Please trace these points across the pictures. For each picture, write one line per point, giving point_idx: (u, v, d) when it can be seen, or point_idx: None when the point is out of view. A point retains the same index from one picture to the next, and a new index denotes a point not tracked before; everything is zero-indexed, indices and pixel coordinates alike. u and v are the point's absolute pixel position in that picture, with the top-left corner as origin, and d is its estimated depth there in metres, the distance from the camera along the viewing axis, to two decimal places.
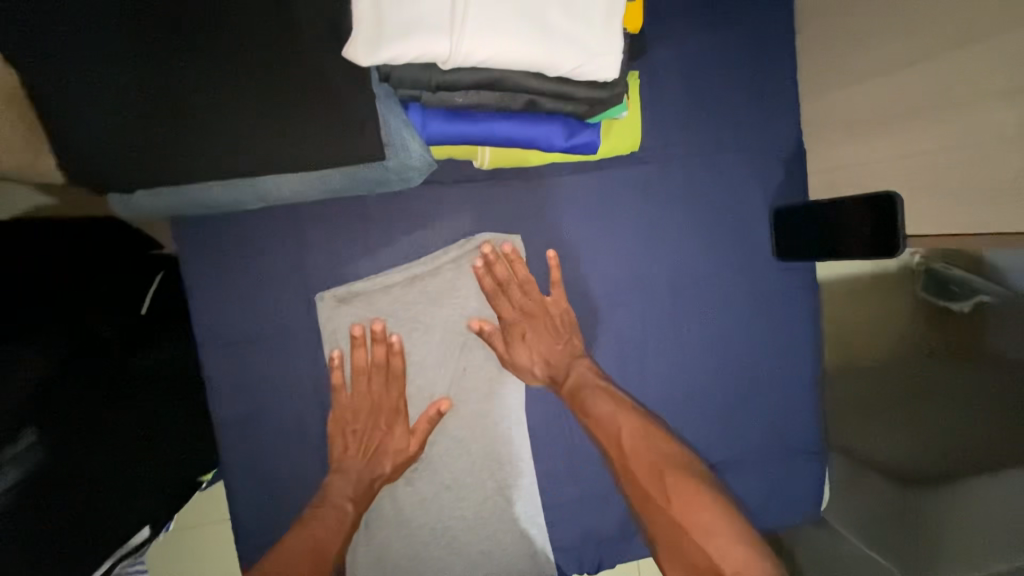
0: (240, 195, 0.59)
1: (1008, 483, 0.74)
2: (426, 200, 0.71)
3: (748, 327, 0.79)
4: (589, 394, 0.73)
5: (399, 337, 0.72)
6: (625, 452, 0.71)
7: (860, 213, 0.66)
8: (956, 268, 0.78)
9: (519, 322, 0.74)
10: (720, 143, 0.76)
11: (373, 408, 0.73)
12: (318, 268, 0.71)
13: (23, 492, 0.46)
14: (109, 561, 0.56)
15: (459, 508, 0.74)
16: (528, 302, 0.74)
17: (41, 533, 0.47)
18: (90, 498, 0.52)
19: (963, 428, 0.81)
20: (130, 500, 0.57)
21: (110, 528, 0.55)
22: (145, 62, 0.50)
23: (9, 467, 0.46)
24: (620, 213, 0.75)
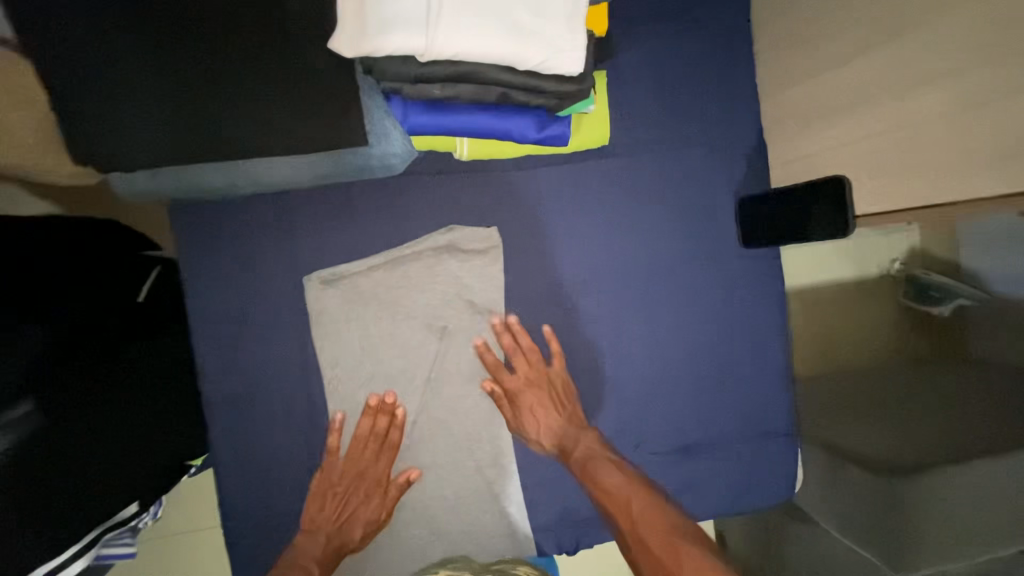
0: (234, 178, 0.64)
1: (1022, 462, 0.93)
2: (408, 187, 0.75)
3: (718, 312, 0.82)
4: (600, 465, 0.75)
5: (403, 411, 0.74)
6: (627, 518, 0.71)
7: (815, 197, 0.70)
8: (941, 277, 1.19)
9: (526, 391, 0.77)
10: (687, 137, 0.80)
11: (357, 478, 0.75)
12: (304, 252, 0.74)
13: (19, 457, 0.50)
14: (98, 532, 0.59)
15: (440, 488, 0.76)
16: (537, 374, 0.77)
17: (29, 498, 0.50)
18: (74, 471, 0.55)
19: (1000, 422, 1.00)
20: (113, 476, 0.60)
21: (95, 501, 0.58)
22: (145, 66, 0.55)
23: (9, 430, 0.50)
24: (593, 202, 0.79)
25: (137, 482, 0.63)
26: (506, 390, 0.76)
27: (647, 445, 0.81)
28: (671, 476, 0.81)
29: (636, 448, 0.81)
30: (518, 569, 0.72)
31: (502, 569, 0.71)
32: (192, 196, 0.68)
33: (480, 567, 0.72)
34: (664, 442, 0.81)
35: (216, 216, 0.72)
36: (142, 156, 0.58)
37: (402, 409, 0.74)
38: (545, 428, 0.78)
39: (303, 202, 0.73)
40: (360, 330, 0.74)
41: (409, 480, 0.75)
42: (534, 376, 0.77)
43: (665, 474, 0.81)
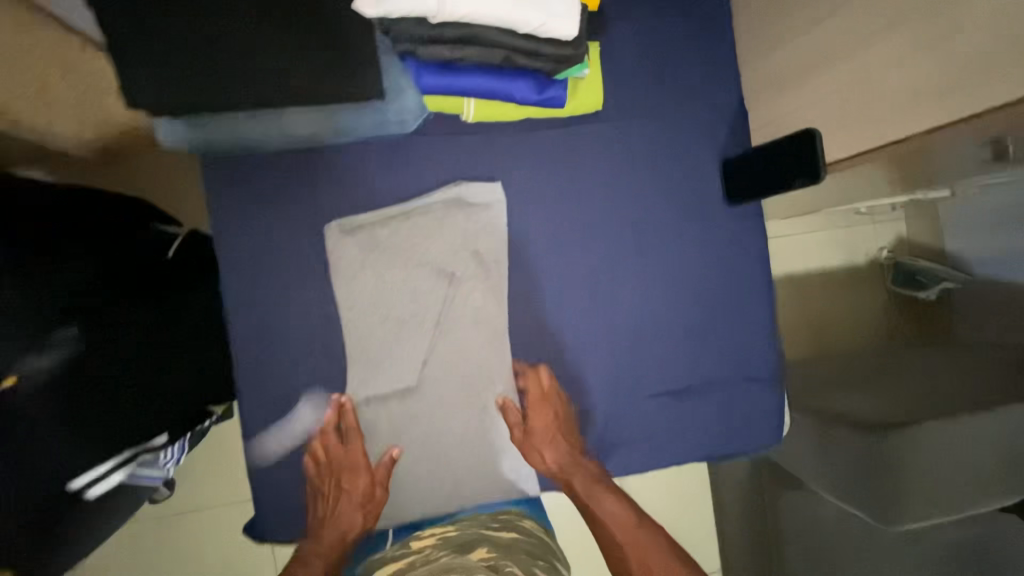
0: (268, 129, 0.73)
1: (1005, 415, 1.04)
2: (418, 145, 0.81)
3: (705, 264, 0.89)
4: (598, 493, 0.82)
5: (349, 397, 0.79)
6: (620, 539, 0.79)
7: (789, 149, 0.78)
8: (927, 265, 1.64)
9: (536, 418, 0.83)
10: (675, 102, 0.87)
11: (347, 479, 0.78)
12: (323, 203, 0.80)
13: (61, 372, 0.64)
14: (132, 451, 0.72)
15: (450, 426, 0.81)
16: (548, 404, 0.84)
17: (64, 408, 0.64)
18: (108, 393, 0.68)
19: (981, 390, 1.14)
20: (142, 406, 0.73)
21: (125, 423, 0.70)
22: (165, 38, 0.62)
23: (54, 349, 0.63)
24: (589, 162, 0.86)
25: (130, 427, 0.71)
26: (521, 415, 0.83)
27: (642, 387, 0.87)
28: (666, 417, 0.87)
29: (632, 392, 0.87)
30: (522, 520, 0.82)
31: (507, 518, 0.81)
32: (227, 148, 0.76)
33: (487, 513, 0.82)
34: (658, 385, 0.87)
35: (239, 170, 0.78)
36: (167, 111, 0.66)
37: (349, 398, 0.79)
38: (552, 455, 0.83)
39: (321, 157, 0.80)
40: (375, 276, 0.80)
41: (390, 458, 0.79)
42: (544, 406, 0.83)
43: (660, 415, 0.87)
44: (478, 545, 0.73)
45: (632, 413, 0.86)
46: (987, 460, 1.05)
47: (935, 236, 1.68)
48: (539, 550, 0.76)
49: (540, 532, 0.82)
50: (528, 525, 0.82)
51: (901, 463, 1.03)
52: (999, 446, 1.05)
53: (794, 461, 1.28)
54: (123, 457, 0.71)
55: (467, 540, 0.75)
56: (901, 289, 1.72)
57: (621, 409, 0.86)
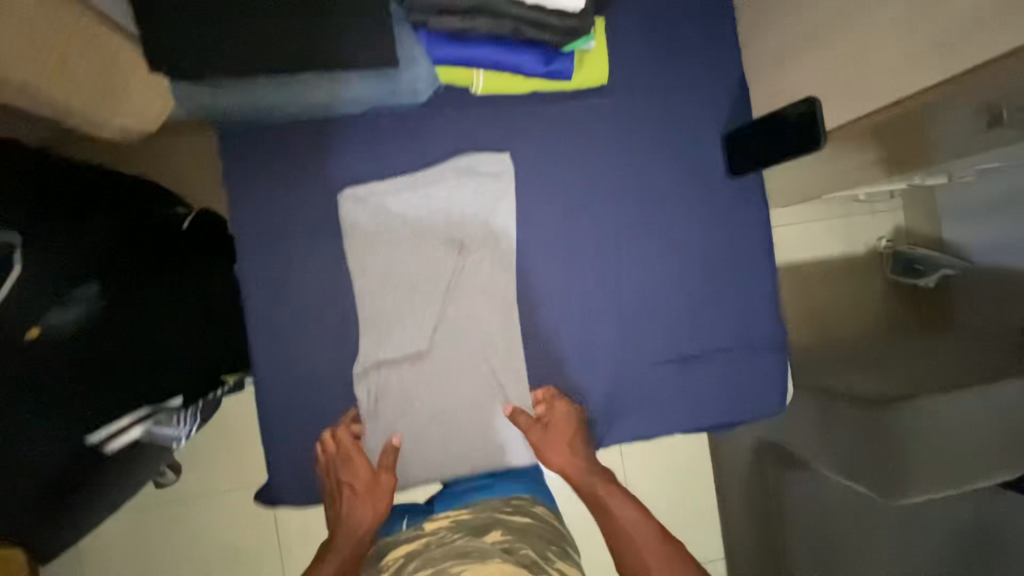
0: (283, 99, 0.75)
1: (1010, 389, 1.05)
2: (429, 117, 0.84)
3: (708, 235, 0.91)
4: (615, 506, 0.80)
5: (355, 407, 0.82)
6: (632, 550, 0.75)
7: (790, 118, 0.79)
8: (925, 254, 1.65)
9: (551, 426, 0.83)
10: (678, 78, 0.90)
11: (351, 481, 0.78)
12: (337, 173, 0.82)
13: (83, 326, 0.66)
14: (148, 411, 0.74)
15: (459, 389, 0.83)
16: (561, 414, 0.84)
17: (85, 361, 0.67)
18: (127, 351, 0.71)
19: (983, 367, 1.15)
20: (159, 367, 0.75)
21: (142, 382, 0.73)
22: (191, 7, 0.66)
23: (76, 304, 0.66)
24: (595, 134, 0.88)
25: (140, 390, 0.73)
26: (537, 422, 0.84)
27: (647, 354, 0.89)
28: (671, 383, 0.89)
29: (637, 358, 0.89)
30: (535, 507, 0.78)
31: (520, 504, 0.77)
32: (243, 118, 0.78)
33: (500, 499, 0.77)
34: (663, 352, 0.89)
35: (256, 139, 0.81)
36: (187, 76, 0.68)
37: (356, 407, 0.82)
38: (565, 463, 0.83)
39: (334, 128, 0.82)
40: (386, 244, 0.82)
41: (394, 445, 0.80)
42: (559, 415, 0.84)
43: (665, 382, 0.89)
44: (492, 528, 0.69)
45: (637, 378, 0.88)
46: (989, 436, 1.06)
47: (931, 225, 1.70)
48: (553, 533, 0.74)
49: (553, 518, 0.78)
50: (541, 512, 0.77)
51: (903, 438, 1.04)
52: (1001, 422, 1.06)
53: (795, 440, 1.29)
54: (140, 415, 0.73)
55: (481, 523, 0.71)
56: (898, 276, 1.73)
57: (626, 375, 0.88)
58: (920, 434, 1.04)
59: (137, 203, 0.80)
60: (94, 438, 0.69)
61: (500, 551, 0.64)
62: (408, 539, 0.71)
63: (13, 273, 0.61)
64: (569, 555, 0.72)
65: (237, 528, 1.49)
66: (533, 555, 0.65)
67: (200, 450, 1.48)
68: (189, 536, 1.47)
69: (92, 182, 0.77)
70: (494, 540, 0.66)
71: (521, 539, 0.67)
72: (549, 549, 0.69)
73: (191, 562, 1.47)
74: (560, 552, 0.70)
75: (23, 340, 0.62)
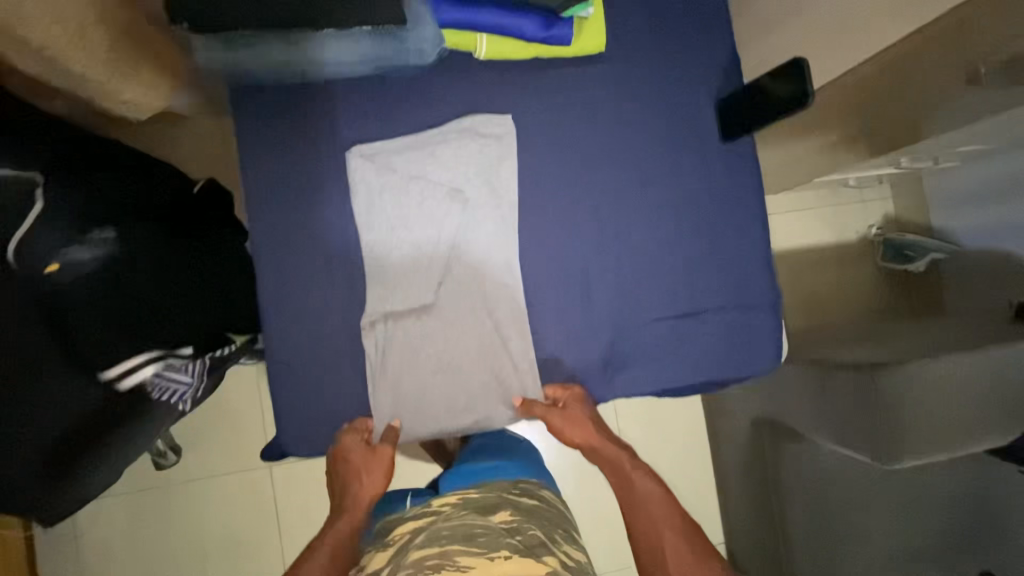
0: (296, 56, 0.78)
1: (1003, 354, 1.07)
2: (435, 80, 0.87)
3: (703, 197, 0.94)
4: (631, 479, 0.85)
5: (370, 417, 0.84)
6: (646, 518, 0.80)
7: (779, 80, 0.83)
8: (914, 238, 1.68)
9: (568, 408, 0.86)
10: (673, 47, 0.93)
11: (360, 466, 0.82)
12: (346, 132, 0.85)
13: (102, 266, 0.73)
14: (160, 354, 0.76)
15: (464, 342, 0.86)
16: (577, 398, 0.87)
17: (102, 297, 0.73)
18: (142, 292, 0.76)
19: (973, 337, 1.18)
20: (172, 310, 0.79)
21: (155, 322, 0.77)
22: None
23: (95, 246, 0.72)
24: (594, 99, 0.91)
25: (153, 333, 0.76)
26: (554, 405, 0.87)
27: (647, 312, 0.91)
28: (670, 339, 0.91)
29: (636, 316, 0.91)
30: (541, 492, 0.99)
31: (526, 485, 0.97)
32: (257, 77, 0.81)
33: (508, 484, 0.94)
34: (662, 310, 0.91)
35: (265, 100, 0.83)
36: (206, 29, 0.72)
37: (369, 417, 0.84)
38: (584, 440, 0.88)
39: (342, 88, 0.85)
40: (393, 200, 0.85)
41: (394, 428, 0.83)
42: (574, 401, 0.87)
43: (664, 338, 0.91)
44: (501, 508, 0.82)
45: (637, 336, 0.91)
46: (981, 401, 1.08)
47: (920, 211, 1.72)
48: (556, 519, 0.89)
49: (556, 504, 0.99)
50: (547, 496, 0.99)
51: (895, 401, 1.07)
52: (993, 385, 1.08)
53: (793, 413, 1.31)
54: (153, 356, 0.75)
55: (490, 504, 0.84)
56: (892, 263, 1.77)
57: (626, 332, 0.90)
58: (913, 397, 1.06)
59: (152, 170, 0.86)
60: (110, 373, 0.73)
61: (506, 530, 0.76)
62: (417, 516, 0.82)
63: (35, 208, 0.70)
64: (573, 539, 0.88)
65: (240, 508, 1.49)
66: (540, 534, 0.78)
67: (201, 432, 1.48)
68: (191, 517, 1.47)
69: (115, 149, 0.83)
70: (501, 519, 0.78)
71: (528, 521, 0.79)
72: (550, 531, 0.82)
73: (192, 545, 1.46)
74: (562, 537, 0.85)
75: (43, 272, 0.70)
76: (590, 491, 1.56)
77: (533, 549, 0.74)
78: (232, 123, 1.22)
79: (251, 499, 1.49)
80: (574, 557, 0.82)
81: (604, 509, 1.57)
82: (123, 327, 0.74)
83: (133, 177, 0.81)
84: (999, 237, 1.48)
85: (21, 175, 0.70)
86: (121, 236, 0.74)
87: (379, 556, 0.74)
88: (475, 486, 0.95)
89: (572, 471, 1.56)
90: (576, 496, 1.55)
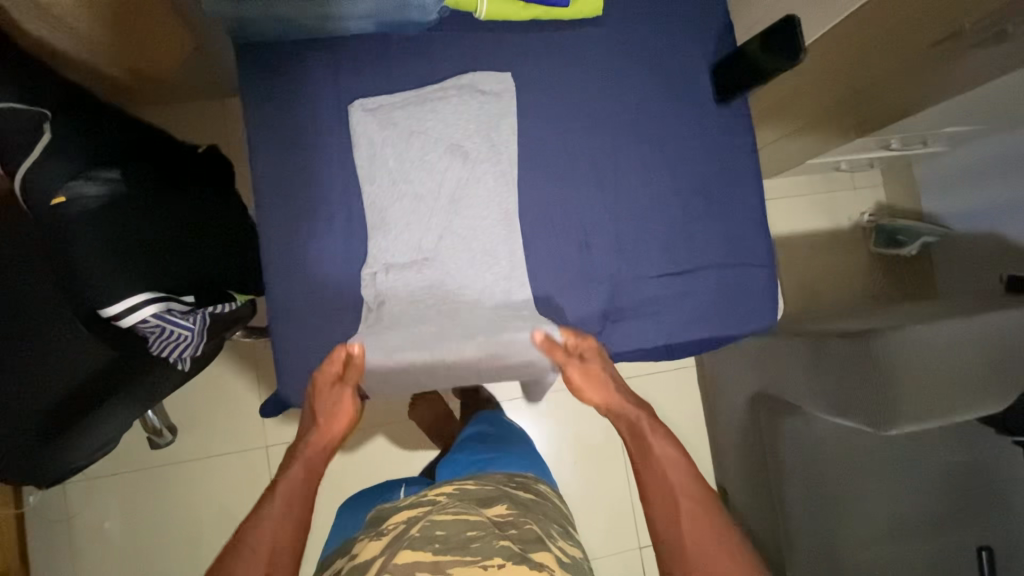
0: (302, 12, 0.80)
1: (995, 319, 1.09)
2: (435, 39, 0.89)
3: (699, 157, 0.96)
4: (651, 438, 0.78)
5: (359, 345, 0.80)
6: (662, 485, 0.73)
7: (772, 38, 0.85)
8: (906, 221, 1.69)
9: (587, 360, 0.85)
10: (667, 12, 0.96)
11: (325, 408, 0.80)
12: (348, 87, 0.86)
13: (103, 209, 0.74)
14: (165, 301, 0.77)
15: (463, 294, 0.87)
16: (593, 351, 0.86)
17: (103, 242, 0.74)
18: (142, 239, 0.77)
19: (964, 309, 1.20)
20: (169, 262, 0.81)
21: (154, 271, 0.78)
22: None
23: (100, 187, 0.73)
24: (592, 61, 0.93)
25: (156, 278, 0.78)
26: (572, 355, 0.85)
27: (644, 267, 0.92)
28: (667, 297, 0.92)
29: (634, 272, 0.92)
30: (536, 485, 1.06)
31: (524, 481, 1.04)
32: (262, 31, 0.82)
33: (506, 476, 1.04)
34: (659, 268, 0.93)
35: (270, 54, 0.84)
36: None
37: (360, 345, 0.80)
38: (601, 399, 0.84)
39: (345, 45, 0.86)
40: (394, 155, 0.86)
41: (355, 356, 0.79)
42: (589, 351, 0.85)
43: (661, 296, 0.92)
44: (500, 502, 0.93)
45: (636, 293, 0.92)
46: (975, 363, 1.08)
47: (912, 197, 1.74)
48: (553, 514, 0.98)
49: (553, 497, 1.06)
50: (544, 490, 1.06)
51: (891, 366, 1.07)
52: (986, 346, 1.08)
53: (787, 386, 1.31)
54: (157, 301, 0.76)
55: (493, 496, 0.95)
56: (884, 249, 1.78)
57: (624, 287, 0.91)
58: (905, 363, 1.07)
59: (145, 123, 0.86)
60: (109, 310, 0.74)
61: (499, 527, 0.85)
62: (415, 506, 0.93)
63: (43, 140, 0.71)
64: (569, 535, 0.95)
65: (237, 489, 1.48)
66: (535, 530, 0.87)
67: (197, 411, 1.47)
68: (187, 499, 1.45)
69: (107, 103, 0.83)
70: (495, 514, 0.88)
71: (523, 516, 0.89)
72: (546, 526, 0.91)
73: (186, 527, 1.44)
74: (559, 532, 0.93)
75: (51, 204, 0.71)
76: (589, 473, 1.55)
77: (525, 545, 0.82)
78: (238, 107, 1.30)
79: (247, 482, 1.48)
80: (569, 552, 0.89)
81: (604, 492, 1.56)
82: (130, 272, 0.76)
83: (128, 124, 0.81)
84: (991, 216, 1.50)
85: (29, 109, 0.70)
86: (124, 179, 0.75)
87: (374, 544, 0.85)
88: (474, 475, 1.04)
89: (571, 454, 1.55)
90: (575, 479, 1.54)
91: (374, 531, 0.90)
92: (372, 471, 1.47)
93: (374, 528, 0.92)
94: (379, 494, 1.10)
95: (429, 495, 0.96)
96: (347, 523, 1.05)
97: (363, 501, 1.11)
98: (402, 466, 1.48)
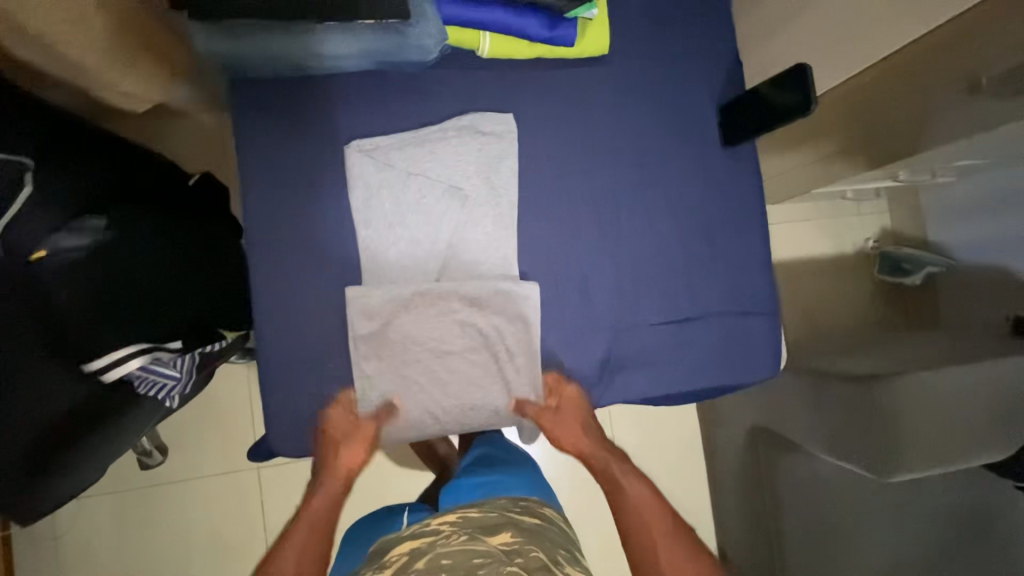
0: (297, 52, 0.78)
1: (1001, 363, 1.06)
2: (437, 77, 0.86)
3: (702, 201, 0.94)
4: (614, 472, 0.92)
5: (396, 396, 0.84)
6: (636, 521, 0.85)
7: (781, 83, 0.83)
8: (911, 250, 1.66)
9: (562, 409, 0.89)
10: (674, 52, 0.94)
11: (333, 445, 0.83)
12: (346, 127, 0.84)
13: (82, 260, 0.75)
14: (147, 349, 0.76)
15: (457, 341, 0.85)
16: (570, 396, 0.88)
17: (79, 295, 0.75)
18: (129, 285, 0.77)
19: (968, 349, 1.18)
20: (161, 305, 0.79)
21: (143, 317, 0.77)
22: None
23: (82, 234, 0.75)
24: (597, 101, 0.91)
25: (140, 324, 0.77)
26: (550, 407, 0.89)
27: (644, 313, 0.90)
28: (667, 345, 0.90)
29: (634, 319, 0.90)
30: (542, 509, 1.01)
31: (529, 506, 1.00)
32: (258, 69, 0.80)
33: (512, 501, 1.00)
34: (659, 315, 0.90)
35: (263, 91, 0.82)
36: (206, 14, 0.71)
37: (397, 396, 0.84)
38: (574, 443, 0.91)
39: (342, 82, 0.84)
40: (390, 196, 0.84)
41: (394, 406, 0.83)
42: (568, 400, 0.88)
43: (660, 343, 0.90)
44: (505, 529, 0.89)
45: (635, 341, 0.90)
46: (976, 409, 1.07)
47: (919, 226, 1.71)
48: (559, 538, 0.93)
49: (559, 520, 1.01)
50: (549, 513, 1.01)
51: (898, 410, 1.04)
52: (991, 392, 1.07)
53: (788, 426, 1.29)
54: (138, 350, 0.75)
55: (499, 523, 0.91)
56: (888, 276, 1.75)
57: (624, 334, 0.89)
58: (910, 410, 1.05)
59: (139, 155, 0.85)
60: (96, 363, 0.75)
61: (506, 556, 0.81)
62: (417, 535, 0.91)
63: (22, 193, 0.73)
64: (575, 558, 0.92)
65: (229, 508, 1.45)
66: (541, 557, 0.83)
67: (186, 433, 1.44)
68: (178, 519, 1.42)
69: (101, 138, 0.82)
70: (499, 543, 0.84)
71: (529, 543, 0.85)
72: (552, 551, 0.87)
73: (176, 552, 1.41)
74: (566, 558, 0.89)
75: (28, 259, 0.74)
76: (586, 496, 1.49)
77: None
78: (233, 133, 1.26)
79: (237, 505, 1.45)
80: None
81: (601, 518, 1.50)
82: (114, 321, 0.76)
83: (119, 162, 0.82)
84: (997, 251, 1.48)
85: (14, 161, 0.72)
86: (111, 224, 0.76)
87: None
88: (478, 501, 1.00)
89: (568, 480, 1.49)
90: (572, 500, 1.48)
91: (374, 563, 0.88)
92: (364, 494, 1.44)
93: (374, 561, 0.89)
94: (376, 520, 1.07)
95: (430, 524, 0.94)
96: (347, 554, 1.01)
97: (360, 527, 1.07)
98: (395, 492, 1.45)
